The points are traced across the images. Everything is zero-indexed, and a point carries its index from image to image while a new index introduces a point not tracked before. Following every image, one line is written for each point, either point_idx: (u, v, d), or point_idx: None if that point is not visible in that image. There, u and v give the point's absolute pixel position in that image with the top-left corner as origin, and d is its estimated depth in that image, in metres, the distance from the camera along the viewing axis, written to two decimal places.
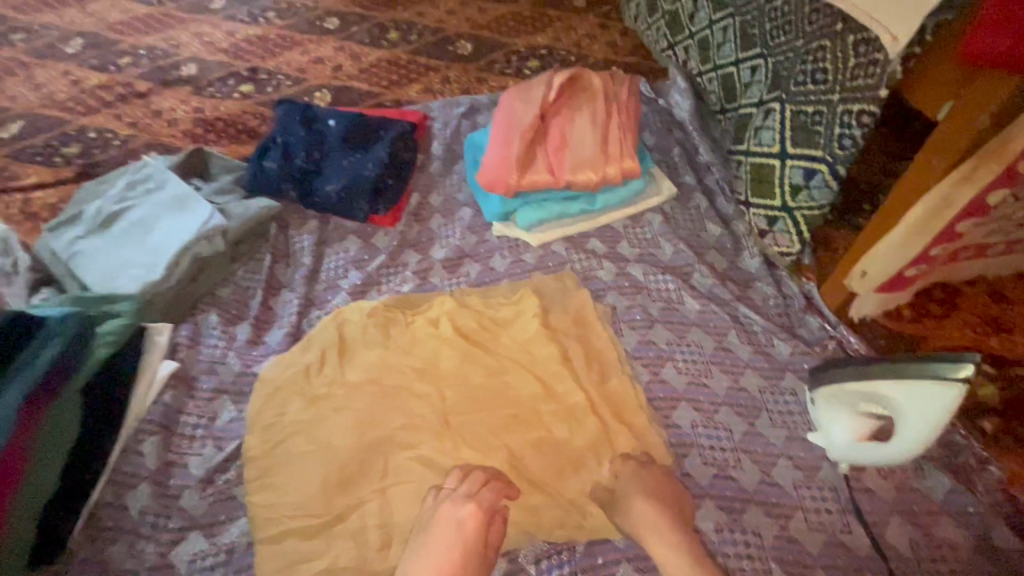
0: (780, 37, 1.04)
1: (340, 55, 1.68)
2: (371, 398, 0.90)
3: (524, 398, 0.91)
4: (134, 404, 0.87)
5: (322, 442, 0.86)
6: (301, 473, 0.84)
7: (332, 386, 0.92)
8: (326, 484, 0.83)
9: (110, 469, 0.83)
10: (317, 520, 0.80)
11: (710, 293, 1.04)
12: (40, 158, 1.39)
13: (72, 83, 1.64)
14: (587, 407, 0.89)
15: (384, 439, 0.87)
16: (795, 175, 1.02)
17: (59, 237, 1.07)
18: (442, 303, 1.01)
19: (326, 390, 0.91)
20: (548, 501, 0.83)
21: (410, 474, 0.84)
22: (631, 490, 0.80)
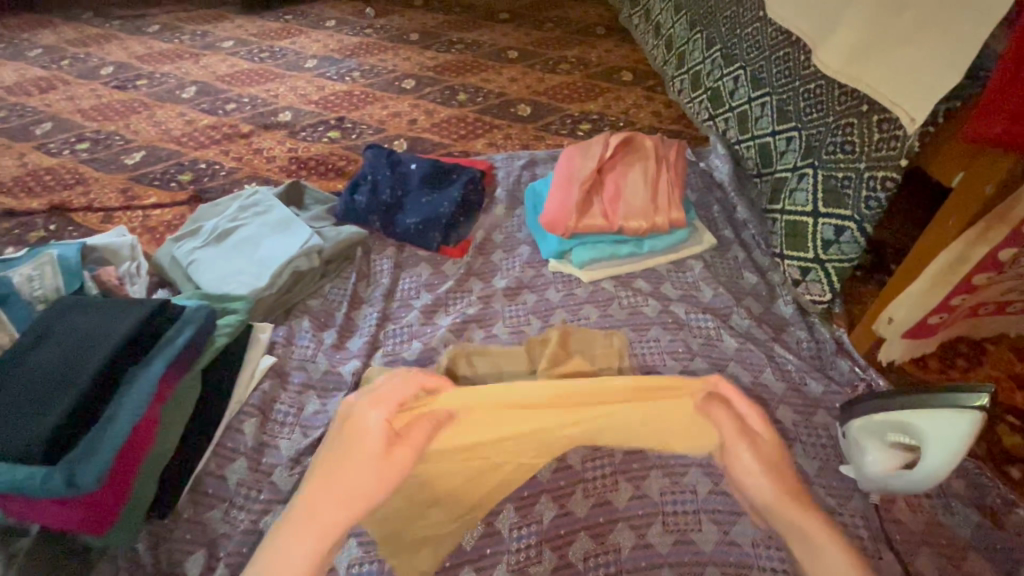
0: (813, 115, 1.19)
1: (416, 111, 1.92)
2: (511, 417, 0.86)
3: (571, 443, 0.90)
4: (238, 390, 1.01)
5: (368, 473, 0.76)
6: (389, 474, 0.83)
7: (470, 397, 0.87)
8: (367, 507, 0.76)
9: (215, 443, 0.96)
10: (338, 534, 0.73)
11: (747, 333, 1.15)
12: (159, 183, 1.61)
13: (186, 123, 1.90)
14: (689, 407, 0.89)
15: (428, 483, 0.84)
16: (826, 231, 1.15)
17: (180, 246, 1.25)
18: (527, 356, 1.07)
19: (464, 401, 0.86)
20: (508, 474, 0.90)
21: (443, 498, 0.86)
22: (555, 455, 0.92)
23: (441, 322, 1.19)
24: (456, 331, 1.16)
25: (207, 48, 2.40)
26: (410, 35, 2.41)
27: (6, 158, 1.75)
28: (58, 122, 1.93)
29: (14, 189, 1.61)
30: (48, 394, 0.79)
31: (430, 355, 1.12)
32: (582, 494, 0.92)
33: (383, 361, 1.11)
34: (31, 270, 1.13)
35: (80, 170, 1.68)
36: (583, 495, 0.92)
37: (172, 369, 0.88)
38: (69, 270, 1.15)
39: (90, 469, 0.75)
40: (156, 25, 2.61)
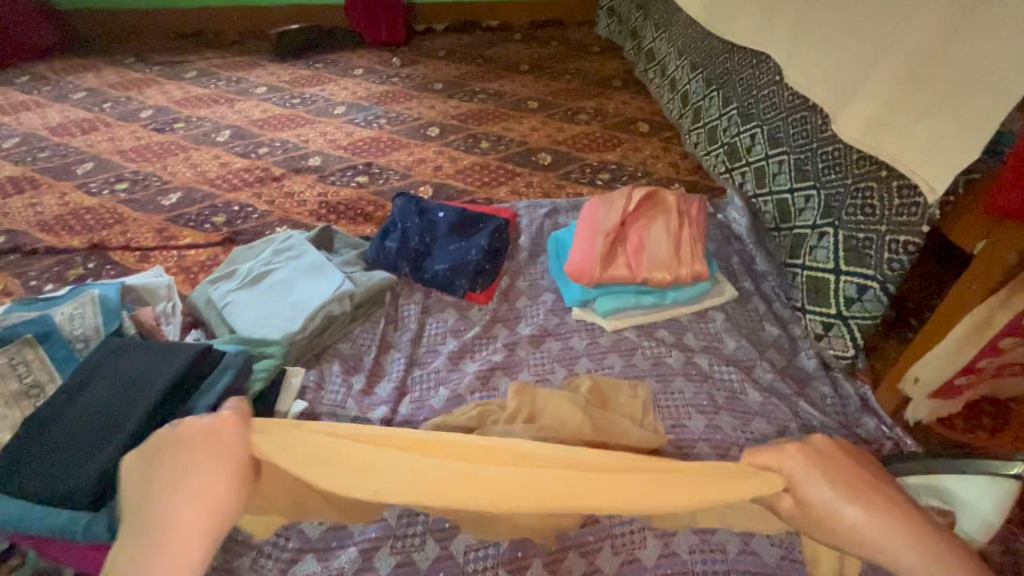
0: (832, 176, 1.24)
1: (441, 158, 1.99)
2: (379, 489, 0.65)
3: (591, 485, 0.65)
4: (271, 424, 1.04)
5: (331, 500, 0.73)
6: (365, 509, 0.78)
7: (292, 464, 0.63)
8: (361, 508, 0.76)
9: None
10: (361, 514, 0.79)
11: (771, 386, 1.16)
12: (194, 224, 1.67)
13: (221, 166, 1.98)
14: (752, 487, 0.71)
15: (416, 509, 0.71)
16: (848, 289, 1.17)
17: (216, 288, 1.30)
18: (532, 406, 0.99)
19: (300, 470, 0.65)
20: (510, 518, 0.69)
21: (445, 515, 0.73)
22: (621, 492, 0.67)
23: (467, 368, 1.21)
24: (482, 379, 1.18)
25: (242, 94, 2.53)
26: (434, 85, 2.53)
27: (48, 196, 1.83)
28: (99, 162, 2.02)
29: (55, 227, 1.67)
30: (94, 437, 0.82)
31: (457, 403, 1.13)
32: (610, 551, 0.92)
33: (410, 407, 1.13)
34: (72, 309, 1.18)
35: (119, 210, 1.75)
36: (611, 552, 0.92)
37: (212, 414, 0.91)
38: (108, 310, 1.19)
39: None
40: (193, 71, 2.75)
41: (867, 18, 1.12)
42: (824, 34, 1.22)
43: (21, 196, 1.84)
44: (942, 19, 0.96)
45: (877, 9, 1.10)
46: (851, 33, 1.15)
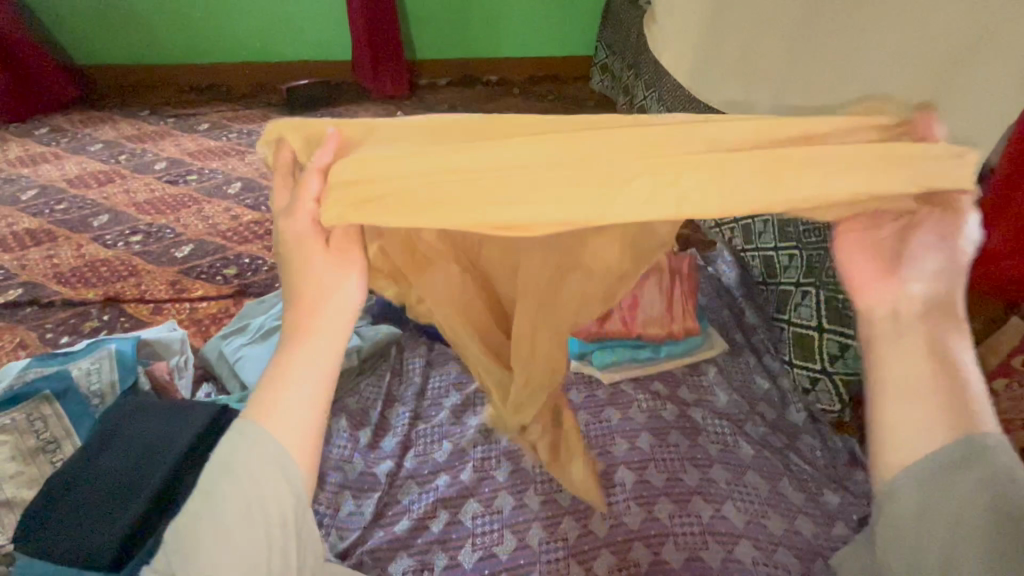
0: (812, 239, 1.29)
1: None
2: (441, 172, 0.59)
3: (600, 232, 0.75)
4: None
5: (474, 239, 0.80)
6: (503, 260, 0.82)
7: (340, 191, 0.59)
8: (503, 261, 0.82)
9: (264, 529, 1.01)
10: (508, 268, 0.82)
11: (763, 439, 1.21)
12: (205, 276, 1.74)
13: (232, 218, 2.07)
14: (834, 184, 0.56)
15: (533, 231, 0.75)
16: (832, 346, 1.22)
17: (229, 343, 1.35)
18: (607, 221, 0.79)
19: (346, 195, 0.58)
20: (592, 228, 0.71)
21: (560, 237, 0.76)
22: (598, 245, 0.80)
23: (470, 421, 1.23)
24: (484, 431, 1.20)
25: (252, 146, 2.64)
26: None
27: (65, 248, 1.90)
28: (114, 214, 2.10)
29: (72, 279, 1.73)
30: (116, 500, 0.86)
31: (460, 457, 1.16)
32: None
33: (415, 461, 1.17)
34: (90, 363, 1.23)
35: (134, 262, 1.82)
36: None
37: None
38: (124, 364, 1.24)
39: None
40: (206, 123, 2.88)
41: (843, 93, 1.27)
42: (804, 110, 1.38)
43: (39, 248, 1.91)
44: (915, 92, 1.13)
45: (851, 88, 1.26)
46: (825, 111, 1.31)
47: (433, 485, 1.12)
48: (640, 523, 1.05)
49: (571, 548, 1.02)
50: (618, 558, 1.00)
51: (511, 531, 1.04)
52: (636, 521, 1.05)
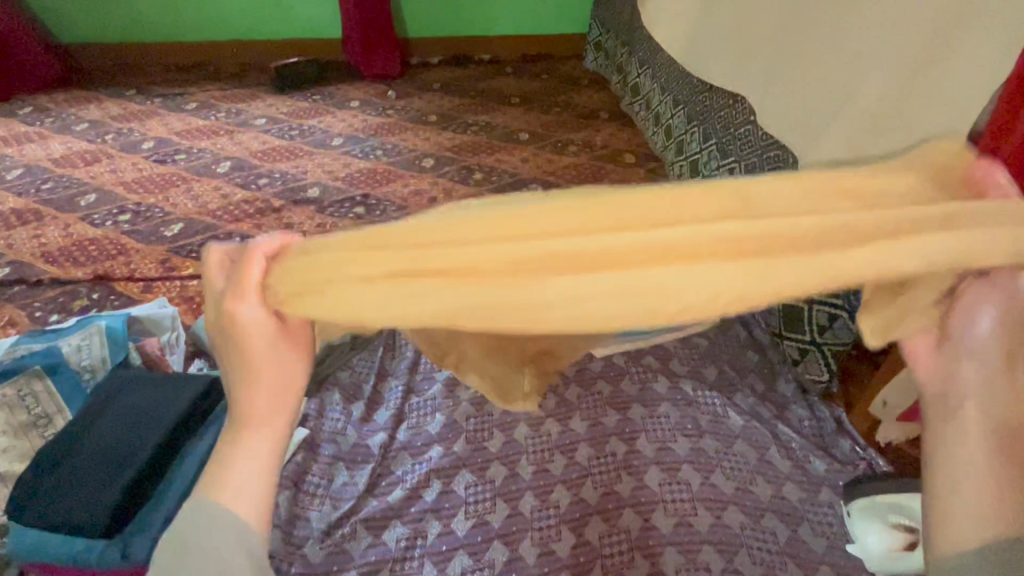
0: None
1: (435, 189, 2.07)
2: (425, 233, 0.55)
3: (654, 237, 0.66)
4: None
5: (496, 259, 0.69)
6: None
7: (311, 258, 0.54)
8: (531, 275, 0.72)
9: None
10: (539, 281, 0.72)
11: (752, 410, 1.23)
12: (196, 255, 1.72)
13: (222, 197, 2.05)
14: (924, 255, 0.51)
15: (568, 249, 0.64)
16: (821, 317, 1.22)
17: None
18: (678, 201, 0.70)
19: (312, 263, 0.53)
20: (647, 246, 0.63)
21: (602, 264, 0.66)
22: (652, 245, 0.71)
23: (462, 394, 1.23)
24: (476, 404, 1.20)
25: (241, 126, 2.60)
26: (429, 117, 2.63)
27: (52, 228, 1.87)
28: (102, 194, 2.07)
29: (60, 258, 1.72)
30: (107, 468, 0.86)
31: (453, 429, 1.17)
32: (600, 571, 0.97)
33: (408, 433, 1.17)
34: (80, 340, 1.22)
35: (122, 241, 1.80)
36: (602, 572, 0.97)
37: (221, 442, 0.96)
38: (114, 341, 1.23)
39: (142, 545, 0.83)
40: (194, 103, 2.83)
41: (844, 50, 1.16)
42: (805, 66, 1.28)
43: (26, 228, 1.88)
44: (900, 68, 1.03)
45: (843, 58, 1.16)
46: (824, 79, 1.22)
47: (426, 456, 1.13)
48: (630, 491, 1.06)
49: (562, 516, 1.03)
50: (608, 525, 1.02)
51: (503, 499, 1.05)
52: (627, 489, 1.07)
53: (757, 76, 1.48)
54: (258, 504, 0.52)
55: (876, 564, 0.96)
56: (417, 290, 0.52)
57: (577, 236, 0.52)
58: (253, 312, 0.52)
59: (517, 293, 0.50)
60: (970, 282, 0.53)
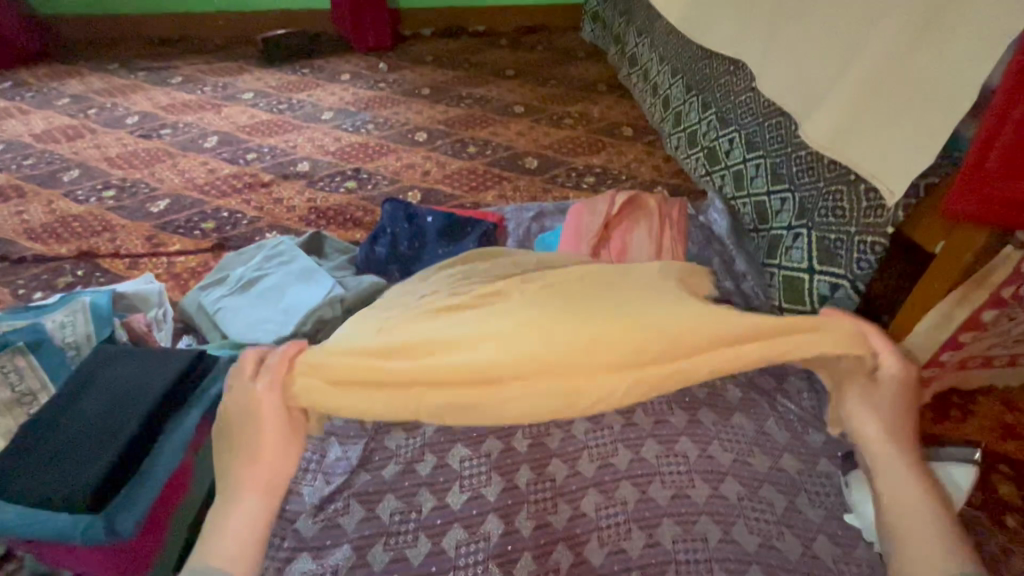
0: (805, 178, 1.29)
1: (429, 163, 2.02)
2: (408, 341, 0.91)
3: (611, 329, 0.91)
4: None
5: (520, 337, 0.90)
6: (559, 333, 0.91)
7: (314, 365, 0.88)
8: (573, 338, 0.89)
9: None
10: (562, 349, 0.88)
11: (751, 382, 1.21)
12: (183, 230, 1.68)
13: (210, 172, 1.99)
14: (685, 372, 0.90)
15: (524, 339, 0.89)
16: (822, 287, 1.22)
17: (209, 294, 1.32)
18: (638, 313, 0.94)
19: (320, 365, 0.88)
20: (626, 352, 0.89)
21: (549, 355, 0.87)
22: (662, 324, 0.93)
23: None
24: None
25: (228, 100, 2.53)
26: (422, 90, 2.56)
27: (35, 204, 1.82)
28: (85, 169, 2.02)
29: (43, 235, 1.67)
30: (94, 444, 0.84)
31: None
32: (596, 543, 0.95)
33: None
34: (64, 316, 1.18)
35: (107, 217, 1.75)
36: (598, 544, 0.95)
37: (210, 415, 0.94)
38: (99, 317, 1.19)
39: (131, 517, 0.80)
40: (180, 77, 2.75)
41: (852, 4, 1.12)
42: (793, 56, 1.27)
43: (8, 204, 1.83)
44: (906, 24, 1.00)
45: (848, 20, 1.13)
46: (823, 44, 1.19)
47: (420, 430, 1.11)
48: (627, 463, 1.05)
49: (558, 488, 1.02)
50: (604, 497, 1.01)
51: (498, 473, 1.04)
52: (624, 461, 1.05)
53: (754, 36, 1.43)
54: (247, 535, 0.79)
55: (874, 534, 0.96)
56: (405, 375, 0.86)
57: (470, 343, 0.89)
58: (267, 402, 0.87)
59: (474, 377, 0.85)
60: (862, 385, 0.95)
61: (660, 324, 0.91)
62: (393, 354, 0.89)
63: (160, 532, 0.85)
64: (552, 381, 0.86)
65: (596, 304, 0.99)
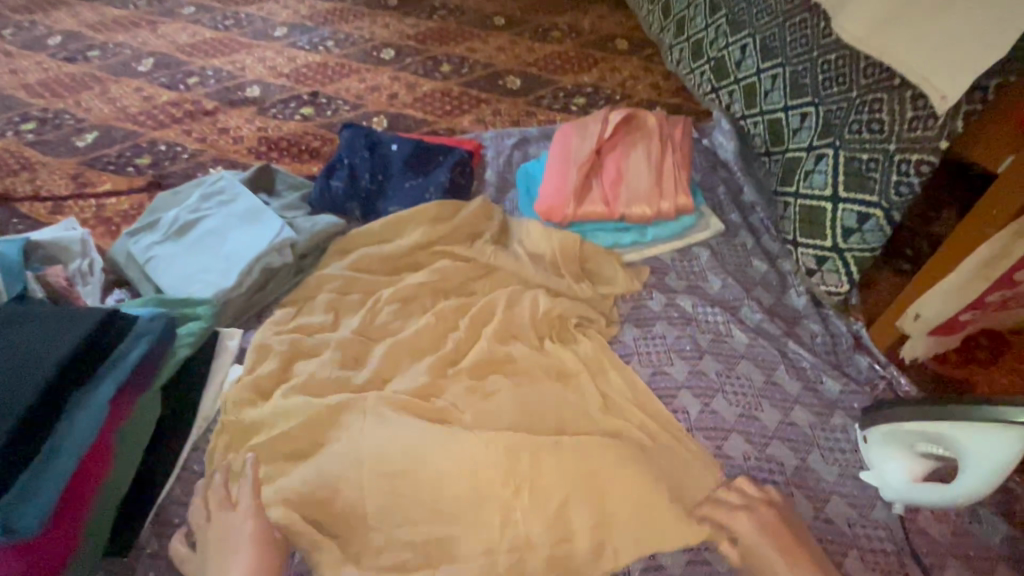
0: (833, 88, 1.09)
1: (396, 84, 1.76)
2: (366, 464, 0.81)
3: (540, 459, 0.83)
4: (217, 375, 0.93)
5: (437, 466, 0.81)
6: (478, 467, 0.81)
7: (270, 481, 0.84)
8: (474, 473, 0.81)
9: (190, 447, 0.88)
10: (487, 487, 0.80)
11: (759, 327, 1.07)
12: (114, 168, 1.47)
13: (145, 100, 1.73)
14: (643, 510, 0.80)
15: (465, 480, 0.81)
16: (848, 218, 1.06)
17: (138, 241, 1.14)
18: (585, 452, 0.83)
19: (271, 486, 0.83)
20: (556, 482, 0.81)
21: (499, 495, 0.80)
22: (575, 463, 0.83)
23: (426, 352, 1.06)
24: None
25: (165, 15, 2.19)
26: None
27: None
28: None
29: None
30: None
31: None
32: None
33: None
34: None
35: (27, 153, 1.52)
36: None
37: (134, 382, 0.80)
38: (8, 271, 0.97)
39: (29, 512, 0.66)
40: None
41: None
42: None
43: None
44: None
45: None
46: None
47: None
48: None
49: None
50: None
51: None
52: None
53: None
54: None
55: (893, 493, 0.84)
56: (359, 503, 0.80)
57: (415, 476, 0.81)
58: (245, 523, 0.75)
59: (417, 521, 0.79)
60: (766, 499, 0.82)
61: (588, 463, 0.82)
62: (349, 481, 0.81)
63: (77, 522, 0.71)
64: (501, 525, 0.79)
65: (541, 418, 0.89)
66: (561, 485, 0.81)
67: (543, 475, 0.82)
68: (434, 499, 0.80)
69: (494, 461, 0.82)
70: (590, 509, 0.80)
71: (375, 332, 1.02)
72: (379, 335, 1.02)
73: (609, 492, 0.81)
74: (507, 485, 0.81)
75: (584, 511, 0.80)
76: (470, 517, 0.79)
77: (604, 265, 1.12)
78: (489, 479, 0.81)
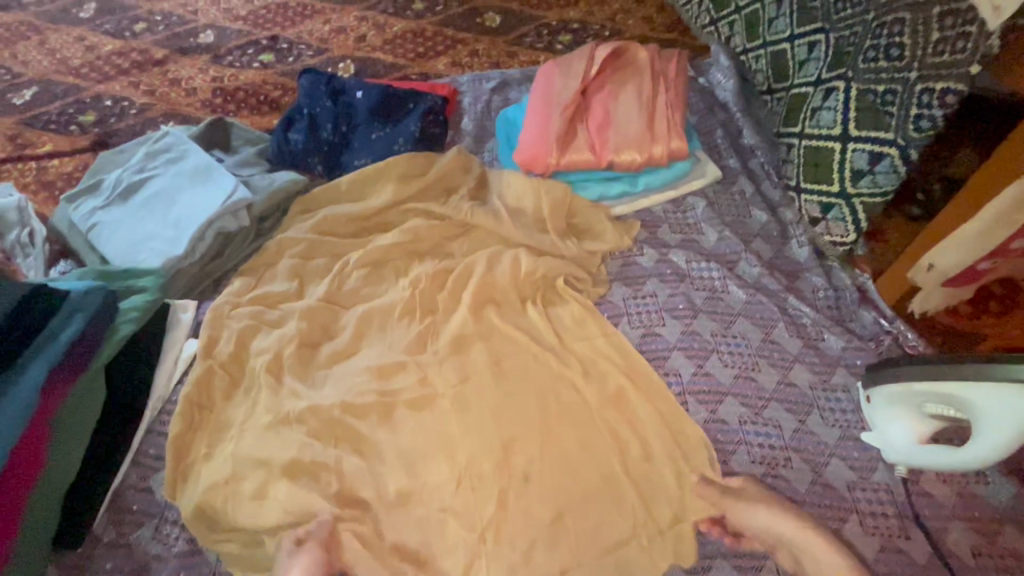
0: (846, 10, 0.98)
1: (364, 25, 1.60)
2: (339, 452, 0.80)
3: (517, 441, 0.82)
4: (171, 350, 0.88)
5: (418, 452, 0.81)
6: (452, 450, 0.81)
7: (240, 475, 0.78)
8: (452, 458, 0.81)
9: (145, 427, 0.83)
10: (462, 471, 0.80)
11: (758, 282, 1.00)
12: (56, 126, 1.34)
13: (87, 49, 1.55)
14: (616, 491, 0.80)
15: (440, 463, 0.81)
16: (858, 159, 0.96)
17: (78, 207, 1.03)
18: (561, 434, 0.83)
19: (246, 480, 0.77)
20: (533, 465, 0.81)
21: (474, 482, 0.79)
22: (553, 445, 0.82)
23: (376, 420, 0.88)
24: None
25: None
26: None
27: None
28: None
29: None
30: None
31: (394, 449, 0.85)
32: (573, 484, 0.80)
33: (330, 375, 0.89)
34: None
35: None
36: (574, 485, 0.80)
37: (73, 358, 0.73)
38: None
39: None
40: None
41: None
42: None
43: None
44: None
45: None
46: None
47: None
48: None
49: None
50: None
51: None
52: None
53: None
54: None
55: (898, 457, 0.79)
56: (329, 496, 0.77)
57: (392, 461, 0.81)
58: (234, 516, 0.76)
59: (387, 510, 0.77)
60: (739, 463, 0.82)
61: (563, 446, 0.82)
62: (327, 469, 0.79)
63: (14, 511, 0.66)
64: (473, 510, 0.78)
65: (519, 397, 0.86)
66: (535, 466, 0.81)
67: (516, 457, 0.81)
68: (409, 487, 0.79)
69: (471, 447, 0.81)
70: (563, 493, 0.79)
71: (343, 299, 0.94)
72: (349, 302, 0.94)
73: (583, 476, 0.80)
74: (481, 468, 0.80)
75: (555, 493, 0.79)
76: (443, 503, 0.78)
77: (593, 218, 1.03)
78: (465, 465, 0.80)
